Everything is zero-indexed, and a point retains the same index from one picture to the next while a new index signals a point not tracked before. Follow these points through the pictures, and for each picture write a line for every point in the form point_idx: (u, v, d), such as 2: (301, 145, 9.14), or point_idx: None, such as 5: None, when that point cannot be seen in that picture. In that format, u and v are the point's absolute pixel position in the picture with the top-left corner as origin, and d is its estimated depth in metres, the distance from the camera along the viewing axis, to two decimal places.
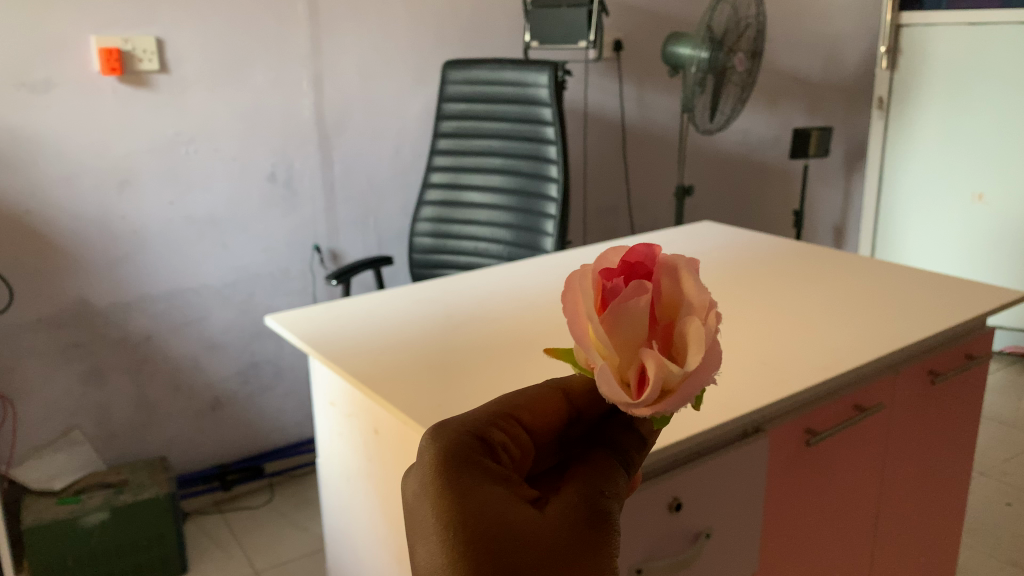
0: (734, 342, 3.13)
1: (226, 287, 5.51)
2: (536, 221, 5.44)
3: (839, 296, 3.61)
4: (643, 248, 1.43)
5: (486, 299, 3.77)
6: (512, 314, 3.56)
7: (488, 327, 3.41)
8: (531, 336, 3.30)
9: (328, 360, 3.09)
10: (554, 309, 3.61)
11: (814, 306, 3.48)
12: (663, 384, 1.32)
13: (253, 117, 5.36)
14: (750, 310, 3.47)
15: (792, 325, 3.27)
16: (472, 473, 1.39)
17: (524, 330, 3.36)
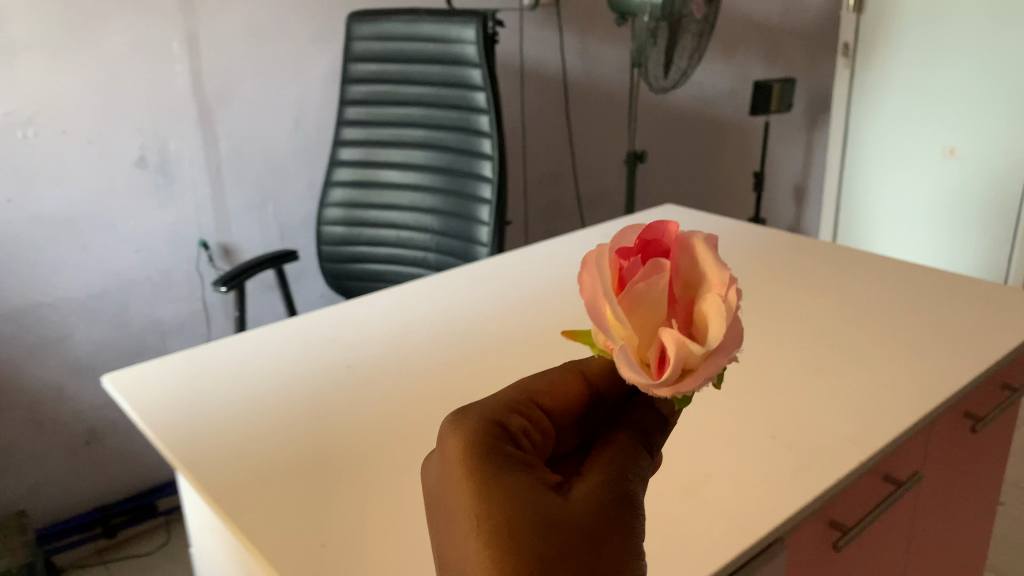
0: (730, 401, 2.36)
1: (92, 299, 4.52)
2: (467, 206, 4.55)
3: (849, 318, 2.86)
4: (660, 226, 1.52)
5: (400, 331, 2.89)
6: (432, 358, 2.69)
7: (402, 382, 2.55)
8: (457, 397, 2.45)
9: (175, 457, 2.22)
10: (488, 346, 2.75)
11: (821, 334, 2.73)
12: (684, 363, 1.40)
13: (111, 89, 4.31)
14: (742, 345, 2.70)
15: (799, 367, 2.52)
16: (496, 465, 1.34)
17: (448, 386, 2.51)
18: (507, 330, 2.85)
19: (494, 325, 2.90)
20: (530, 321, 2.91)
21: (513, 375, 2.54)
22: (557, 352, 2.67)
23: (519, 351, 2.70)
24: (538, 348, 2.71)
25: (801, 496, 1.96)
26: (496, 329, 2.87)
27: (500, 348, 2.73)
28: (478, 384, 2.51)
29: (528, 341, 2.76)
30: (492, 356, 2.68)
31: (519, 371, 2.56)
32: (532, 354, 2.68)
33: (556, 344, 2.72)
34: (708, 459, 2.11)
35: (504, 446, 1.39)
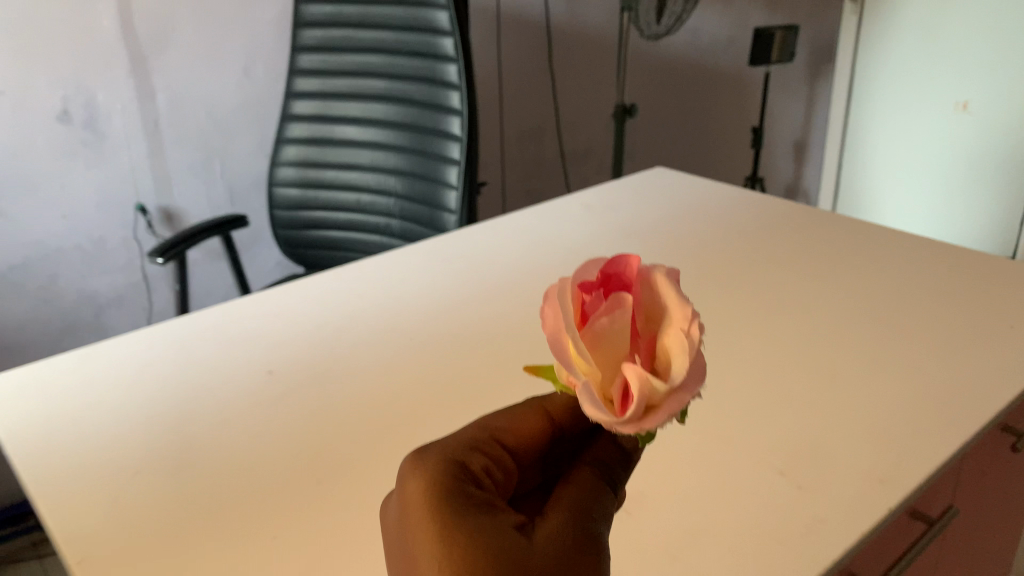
0: (726, 426, 1.93)
1: (13, 270, 4.05)
2: (433, 167, 4.06)
3: (867, 315, 2.41)
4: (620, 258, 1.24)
5: (334, 327, 2.42)
6: (366, 364, 2.23)
7: (328, 393, 2.11)
8: (392, 420, 1.99)
9: (35, 494, 1.79)
10: (436, 349, 2.28)
11: (835, 336, 2.29)
12: (648, 400, 1.11)
13: (22, 33, 3.76)
14: (740, 348, 2.26)
15: (810, 380, 2.08)
16: (461, 507, 1.36)
17: (381, 403, 2.06)
18: (462, 327, 2.39)
19: (446, 320, 2.44)
20: (490, 315, 2.45)
21: (463, 389, 2.09)
22: (521, 357, 2.21)
23: (474, 356, 2.24)
24: (498, 352, 2.25)
25: (814, 563, 1.54)
26: (447, 325, 2.40)
27: (449, 351, 2.27)
28: (419, 401, 2.05)
29: (485, 343, 2.30)
30: (440, 362, 2.22)
31: (472, 384, 2.11)
32: (489, 359, 2.22)
33: (520, 347, 2.26)
34: (697, 507, 1.69)
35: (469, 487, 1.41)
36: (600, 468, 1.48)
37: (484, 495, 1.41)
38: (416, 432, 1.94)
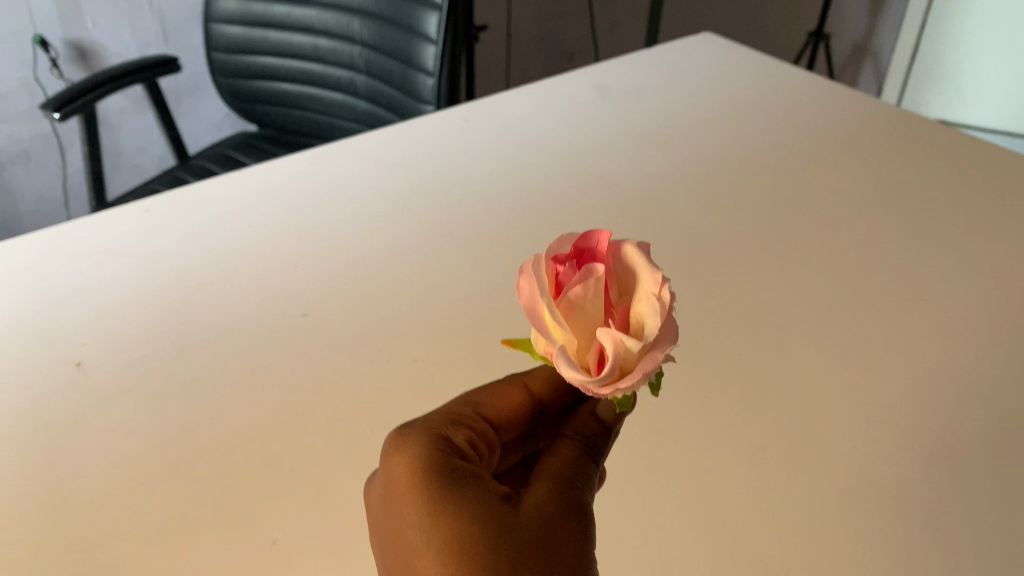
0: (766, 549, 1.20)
1: None
2: (410, 11, 3.03)
3: (998, 335, 1.58)
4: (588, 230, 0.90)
5: (195, 288, 1.61)
6: (220, 371, 1.44)
7: (154, 413, 1.35)
8: (230, 498, 1.23)
9: None
10: (333, 353, 1.48)
11: (943, 369, 1.50)
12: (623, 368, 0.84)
13: None
14: (807, 384, 1.45)
15: (906, 461, 1.32)
16: (445, 477, 1.07)
17: (222, 458, 1.28)
18: (382, 310, 1.57)
19: (360, 292, 1.61)
20: (429, 292, 1.63)
21: (361, 442, 1.32)
22: (462, 383, 1.42)
23: (390, 373, 1.44)
24: (429, 368, 1.45)
25: None
26: (360, 304, 1.59)
27: (353, 359, 1.47)
28: (283, 463, 1.28)
29: (411, 348, 1.49)
30: (333, 382, 1.42)
31: (377, 433, 1.33)
32: (413, 382, 1.43)
33: (465, 362, 1.47)
34: None
35: (451, 455, 1.12)
36: (582, 441, 1.16)
37: (471, 464, 1.12)
38: (265, 529, 1.19)
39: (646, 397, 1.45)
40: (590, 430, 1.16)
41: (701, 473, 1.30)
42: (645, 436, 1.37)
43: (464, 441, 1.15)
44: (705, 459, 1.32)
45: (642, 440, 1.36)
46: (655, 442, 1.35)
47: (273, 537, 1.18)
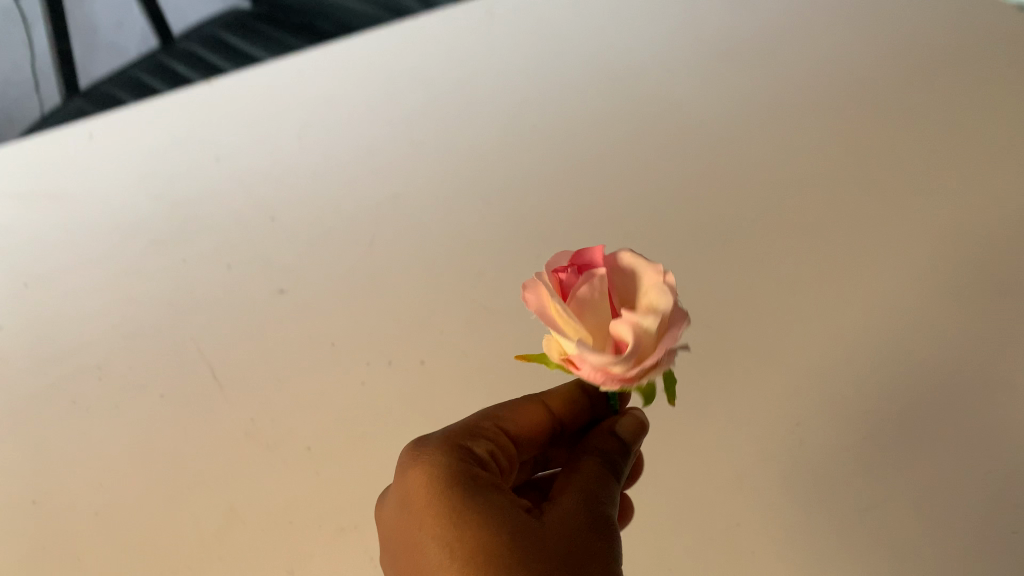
0: None
1: None
2: None
3: None
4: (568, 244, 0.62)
5: (142, 253, 1.25)
6: (170, 381, 1.11)
7: (99, 448, 1.06)
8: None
9: None
10: (313, 354, 1.13)
11: None
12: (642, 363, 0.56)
13: None
14: (979, 390, 1.00)
15: None
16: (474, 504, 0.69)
17: (163, 524, 1.00)
18: (374, 287, 1.18)
19: (344, 257, 1.22)
20: (435, 249, 1.21)
21: (347, 495, 1.01)
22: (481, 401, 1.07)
23: (387, 385, 1.09)
24: (438, 376, 1.09)
25: None
26: (344, 277, 1.20)
27: (336, 363, 1.11)
28: (241, 530, 0.99)
29: (413, 345, 1.12)
30: (309, 400, 1.08)
31: (369, 481, 1.01)
32: (417, 398, 1.08)
33: (484, 365, 1.09)
34: None
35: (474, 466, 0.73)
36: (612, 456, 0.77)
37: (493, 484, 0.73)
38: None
39: (726, 412, 1.05)
40: (610, 449, 0.77)
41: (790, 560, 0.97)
42: (727, 484, 1.01)
43: (490, 454, 0.75)
44: (802, 530, 0.97)
45: (716, 495, 1.01)
46: (740, 499, 1.00)
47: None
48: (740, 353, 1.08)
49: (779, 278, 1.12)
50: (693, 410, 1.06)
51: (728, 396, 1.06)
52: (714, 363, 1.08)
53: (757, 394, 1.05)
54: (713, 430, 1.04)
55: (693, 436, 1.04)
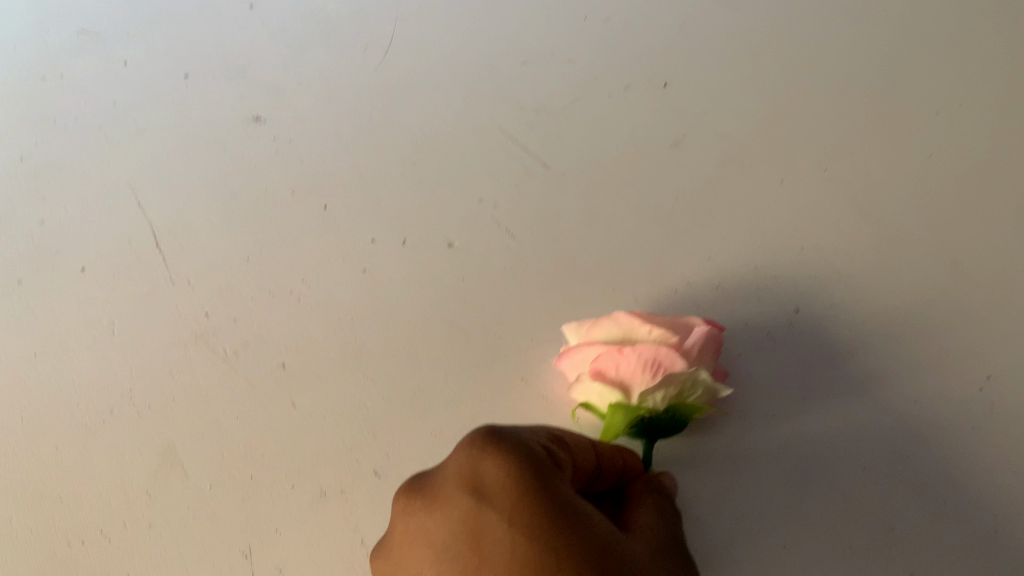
0: None
1: None
2: None
3: None
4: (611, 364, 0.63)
5: (69, 45, 0.90)
6: (95, 245, 0.79)
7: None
8: (71, 558, 0.66)
9: None
10: (296, 215, 0.81)
11: None
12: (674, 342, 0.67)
13: None
14: None
15: None
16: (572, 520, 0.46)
17: (71, 463, 0.69)
18: (393, 119, 0.86)
19: (350, 72, 0.88)
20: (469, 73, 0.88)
21: (331, 440, 0.70)
22: (529, 314, 0.76)
23: (396, 271, 0.78)
24: (469, 269, 0.78)
25: None
26: (347, 101, 0.87)
27: (326, 235, 0.80)
28: (182, 482, 0.68)
29: (438, 217, 0.81)
30: (287, 290, 0.77)
31: (362, 422, 0.71)
32: (438, 299, 0.77)
33: (540, 257, 0.79)
34: None
35: (559, 471, 0.51)
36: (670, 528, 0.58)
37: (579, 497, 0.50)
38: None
39: (888, 355, 0.74)
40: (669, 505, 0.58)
41: None
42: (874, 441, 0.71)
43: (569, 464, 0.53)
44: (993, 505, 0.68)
45: (862, 478, 0.70)
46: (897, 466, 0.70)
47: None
48: (914, 262, 0.79)
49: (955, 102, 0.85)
50: (838, 342, 0.75)
51: (891, 325, 0.76)
52: (875, 272, 0.79)
53: (935, 326, 0.75)
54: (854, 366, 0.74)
55: (835, 375, 0.74)
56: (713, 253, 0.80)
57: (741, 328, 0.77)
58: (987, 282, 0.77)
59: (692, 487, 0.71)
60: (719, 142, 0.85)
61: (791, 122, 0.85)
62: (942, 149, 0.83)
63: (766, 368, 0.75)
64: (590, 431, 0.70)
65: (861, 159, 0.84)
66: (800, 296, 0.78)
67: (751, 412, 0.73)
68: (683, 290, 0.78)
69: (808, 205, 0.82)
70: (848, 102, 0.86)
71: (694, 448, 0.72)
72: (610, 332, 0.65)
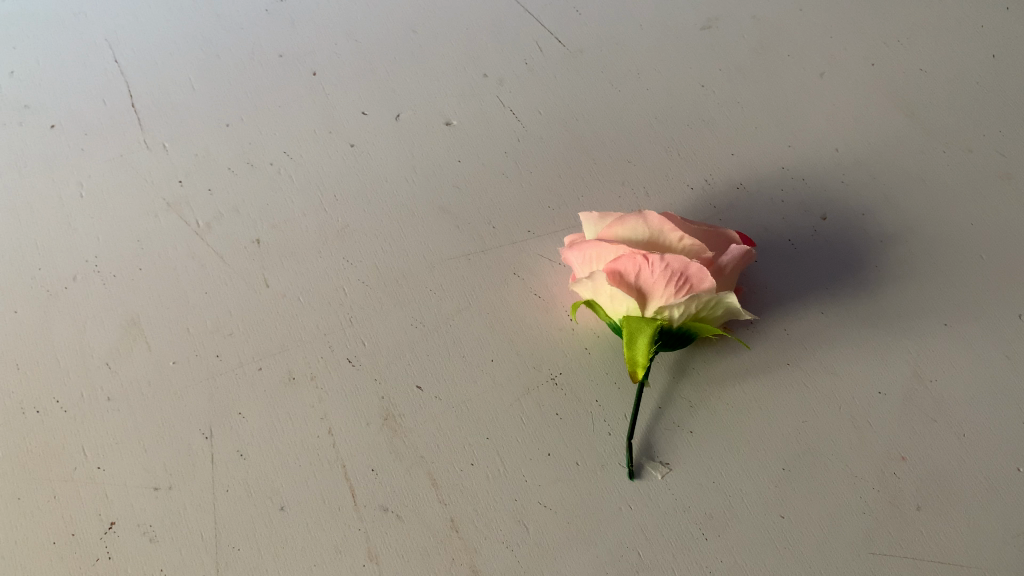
0: None
1: None
2: None
3: None
4: (643, 270, 0.56)
5: None
6: (67, 102, 0.73)
7: None
8: (22, 426, 0.61)
9: None
10: (283, 80, 0.74)
11: None
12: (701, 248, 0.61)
13: None
14: None
15: None
16: None
17: (27, 329, 0.64)
18: None
19: None
20: None
21: (303, 323, 0.65)
22: (527, 204, 0.70)
23: (386, 146, 0.72)
24: (466, 149, 0.72)
25: None
26: None
27: (313, 103, 0.73)
28: (143, 356, 0.64)
29: (437, 91, 0.74)
30: (267, 162, 0.71)
31: (338, 306, 0.65)
32: (429, 180, 0.70)
33: (545, 140, 0.72)
34: None
35: None
36: None
37: None
38: (63, 512, 0.59)
39: (920, 273, 0.67)
40: None
41: (988, 542, 0.59)
42: (896, 363, 0.64)
43: None
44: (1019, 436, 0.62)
45: (876, 403, 0.63)
46: (918, 390, 0.63)
47: (65, 533, 0.58)
48: (962, 172, 0.71)
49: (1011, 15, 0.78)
50: (867, 254, 0.68)
51: (927, 241, 0.68)
52: (916, 180, 0.71)
53: (977, 243, 0.68)
54: (880, 280, 0.67)
55: (861, 286, 0.67)
56: (737, 149, 0.72)
57: (761, 233, 0.69)
58: None
59: (687, 398, 0.63)
60: (756, 27, 0.78)
61: (836, 11, 0.79)
62: (1001, 51, 0.76)
63: (785, 276, 0.67)
64: (584, 331, 0.65)
65: (913, 54, 0.76)
66: (829, 203, 0.70)
67: (765, 323, 0.65)
68: (700, 187, 0.70)
69: (849, 101, 0.74)
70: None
71: (696, 357, 0.64)
72: (635, 232, 0.59)
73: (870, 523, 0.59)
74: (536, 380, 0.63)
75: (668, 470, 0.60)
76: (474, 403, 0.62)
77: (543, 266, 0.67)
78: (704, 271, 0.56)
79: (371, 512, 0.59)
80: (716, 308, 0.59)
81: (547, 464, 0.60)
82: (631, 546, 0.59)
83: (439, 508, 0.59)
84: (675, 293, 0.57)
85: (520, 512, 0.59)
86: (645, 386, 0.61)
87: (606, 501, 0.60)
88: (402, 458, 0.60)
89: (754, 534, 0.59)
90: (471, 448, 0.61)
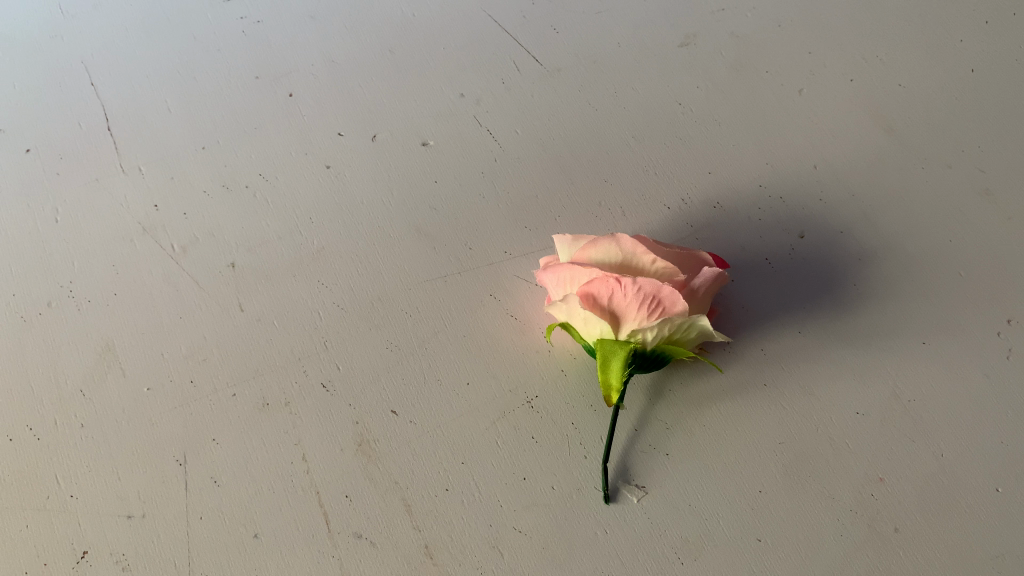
0: None
1: None
2: None
3: None
4: (617, 294, 0.56)
5: None
6: (44, 126, 0.73)
7: None
8: None
9: None
10: (259, 102, 0.74)
11: None
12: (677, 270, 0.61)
13: None
14: None
15: None
16: None
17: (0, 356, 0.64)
18: (375, 8, 0.79)
19: None
20: None
21: (279, 348, 0.64)
22: (504, 225, 0.69)
23: (363, 168, 0.71)
24: (443, 170, 0.71)
25: None
26: None
27: (290, 125, 0.73)
28: (119, 382, 0.63)
29: (414, 111, 0.74)
30: (243, 185, 0.71)
31: (313, 330, 0.65)
32: (406, 201, 0.70)
33: (523, 160, 0.72)
34: None
35: None
36: None
37: None
38: (36, 541, 0.58)
39: (898, 291, 0.67)
40: None
41: (967, 564, 0.58)
42: (874, 382, 0.64)
43: None
44: (998, 455, 0.61)
45: (853, 423, 0.62)
46: (897, 410, 0.63)
47: (37, 563, 0.58)
48: (941, 188, 0.70)
49: (990, 31, 0.78)
50: (846, 272, 0.68)
51: (906, 258, 0.68)
52: (895, 197, 0.70)
53: (955, 260, 0.68)
54: (859, 299, 0.66)
55: (839, 304, 0.66)
56: (715, 167, 0.72)
57: (738, 252, 0.69)
58: (1019, 216, 0.69)
59: (664, 420, 0.63)
60: (734, 43, 0.78)
61: (816, 26, 0.78)
62: (981, 65, 0.76)
63: (763, 295, 0.67)
64: (560, 353, 0.65)
65: (893, 70, 0.76)
66: (808, 221, 0.70)
67: (742, 344, 0.65)
68: (678, 206, 0.70)
69: (828, 117, 0.74)
70: (881, 7, 0.79)
71: (672, 378, 0.64)
72: (608, 255, 0.58)
73: (848, 545, 0.59)
74: (512, 403, 0.63)
75: (644, 493, 0.60)
76: (449, 428, 0.62)
77: (520, 288, 0.67)
78: (677, 295, 0.55)
79: (344, 538, 0.59)
80: (689, 331, 0.58)
81: (522, 488, 0.60)
82: (607, 571, 0.58)
83: (413, 534, 0.59)
84: (647, 316, 0.57)
85: (495, 538, 0.59)
86: (620, 409, 0.60)
87: (581, 526, 0.59)
88: (377, 484, 0.60)
89: (731, 557, 0.59)
90: (446, 472, 0.60)
